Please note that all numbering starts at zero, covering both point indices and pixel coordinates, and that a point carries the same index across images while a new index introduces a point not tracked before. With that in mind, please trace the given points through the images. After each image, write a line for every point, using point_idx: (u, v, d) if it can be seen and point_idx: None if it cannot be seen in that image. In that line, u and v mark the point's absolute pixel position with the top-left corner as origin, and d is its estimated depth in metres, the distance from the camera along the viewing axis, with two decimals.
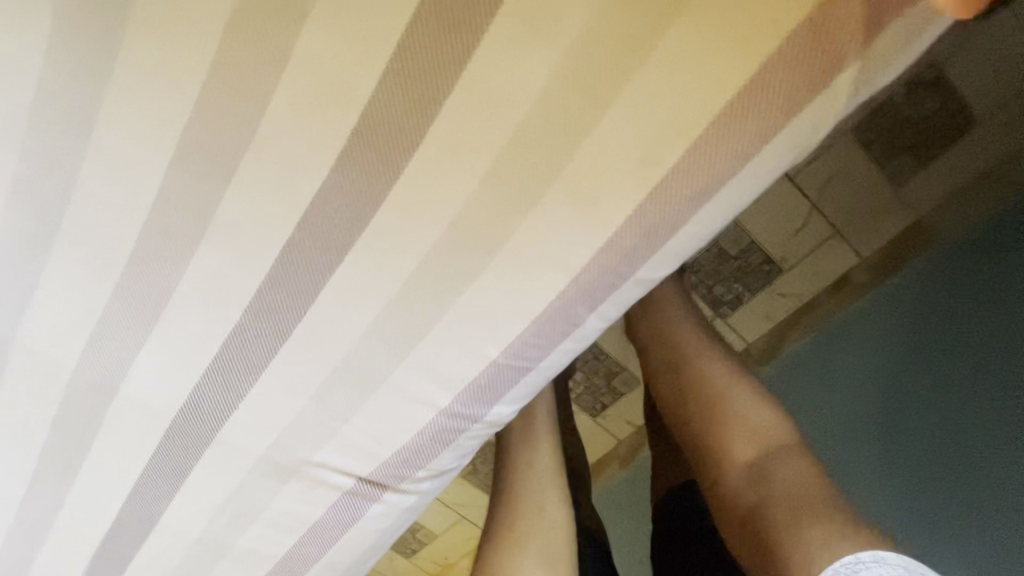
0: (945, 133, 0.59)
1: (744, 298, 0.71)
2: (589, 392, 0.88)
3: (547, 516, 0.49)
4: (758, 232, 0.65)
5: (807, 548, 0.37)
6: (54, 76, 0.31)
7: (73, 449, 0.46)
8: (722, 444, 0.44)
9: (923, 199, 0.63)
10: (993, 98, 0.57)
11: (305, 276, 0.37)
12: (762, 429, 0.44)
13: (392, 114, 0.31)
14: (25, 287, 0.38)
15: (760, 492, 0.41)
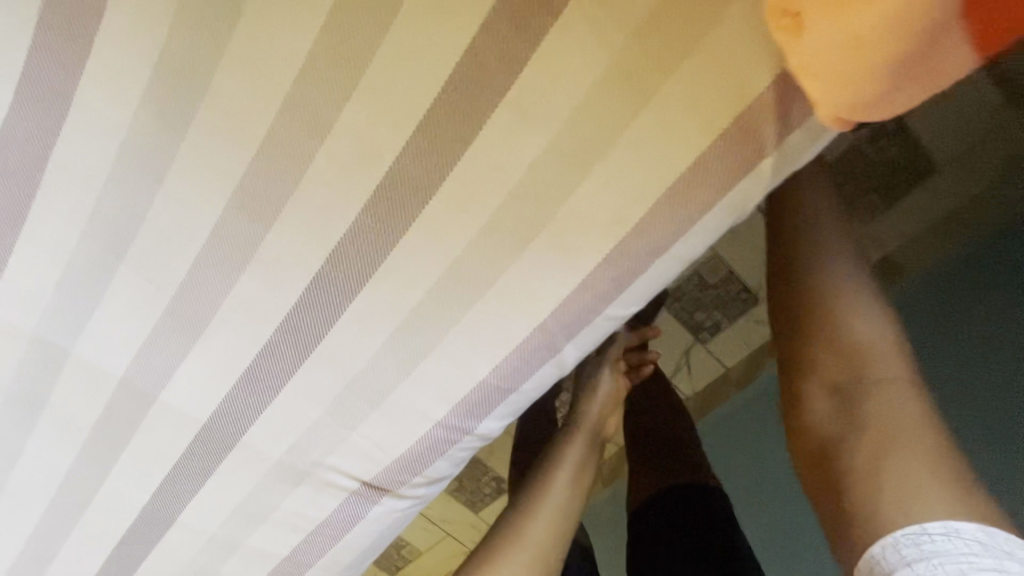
0: (908, 177, 0.70)
1: (722, 325, 0.86)
2: None
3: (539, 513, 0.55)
4: (734, 264, 0.80)
5: (882, 493, 0.38)
6: (131, 134, 0.38)
7: (111, 448, 0.52)
8: (823, 366, 0.43)
9: (891, 234, 0.74)
10: (953, 148, 0.67)
11: (327, 304, 0.43)
12: (877, 355, 0.42)
13: (410, 175, 0.37)
14: (85, 308, 0.45)
15: (855, 418, 0.41)
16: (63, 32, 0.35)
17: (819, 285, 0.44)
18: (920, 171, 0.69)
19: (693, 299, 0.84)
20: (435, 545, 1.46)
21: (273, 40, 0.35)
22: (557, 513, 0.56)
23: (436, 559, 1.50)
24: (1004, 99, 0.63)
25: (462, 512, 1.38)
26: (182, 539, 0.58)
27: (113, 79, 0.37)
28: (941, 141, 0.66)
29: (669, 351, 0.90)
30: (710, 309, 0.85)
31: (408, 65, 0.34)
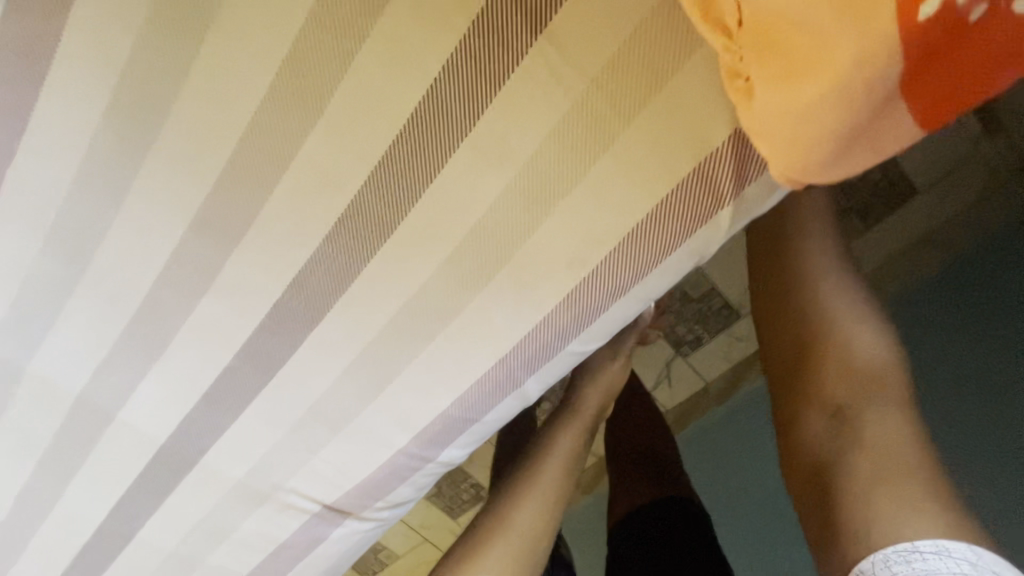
0: (888, 200, 0.67)
1: (703, 338, 0.85)
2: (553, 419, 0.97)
3: (515, 519, 0.52)
4: (719, 282, 0.79)
5: (875, 513, 0.37)
6: (91, 156, 0.37)
7: (68, 463, 0.51)
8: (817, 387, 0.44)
9: (869, 256, 0.72)
10: (935, 171, 0.64)
11: (288, 329, 0.42)
12: (873, 376, 0.42)
13: (372, 208, 0.37)
14: (42, 325, 0.44)
15: (845, 438, 0.41)
16: (15, 54, 0.34)
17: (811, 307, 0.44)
18: (900, 194, 0.66)
19: (676, 313, 0.83)
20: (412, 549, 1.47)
21: (235, 71, 0.34)
22: (543, 500, 0.53)
23: (412, 563, 1.51)
24: (986, 125, 0.60)
25: (440, 518, 1.39)
26: (141, 556, 0.57)
27: (69, 101, 0.36)
28: (922, 164, 0.63)
29: (649, 363, 0.90)
30: (692, 324, 0.84)
31: (370, 101, 0.34)
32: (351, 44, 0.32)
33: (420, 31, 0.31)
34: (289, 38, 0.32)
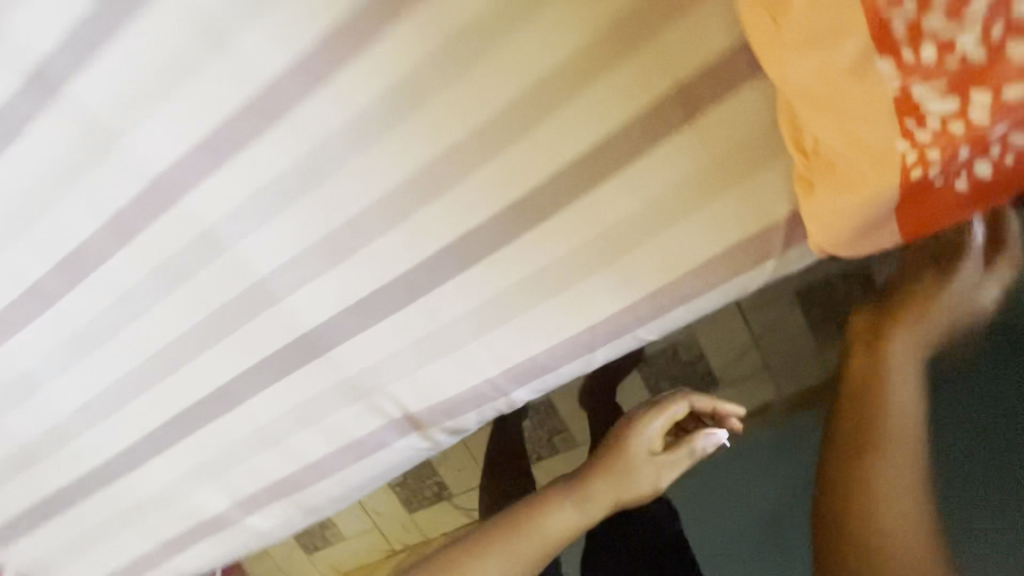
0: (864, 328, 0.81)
1: None
2: (533, 440, 1.13)
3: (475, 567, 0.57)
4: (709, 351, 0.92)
5: None
6: (356, 112, 0.54)
7: (224, 327, 0.66)
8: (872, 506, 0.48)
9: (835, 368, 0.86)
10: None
11: (442, 270, 0.59)
12: (913, 509, 0.47)
13: (539, 199, 0.54)
14: (262, 219, 0.60)
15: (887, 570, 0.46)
16: (338, 34, 0.50)
17: (890, 458, 0.48)
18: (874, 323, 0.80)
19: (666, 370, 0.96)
20: (361, 534, 1.63)
21: (485, 85, 0.50)
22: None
23: (353, 546, 1.67)
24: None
25: (395, 510, 1.55)
26: (242, 418, 0.71)
27: (358, 73, 0.52)
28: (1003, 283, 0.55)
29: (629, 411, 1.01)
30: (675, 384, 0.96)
31: (567, 131, 0.51)
32: (571, 92, 0.49)
33: (618, 100, 0.49)
34: (530, 77, 0.49)
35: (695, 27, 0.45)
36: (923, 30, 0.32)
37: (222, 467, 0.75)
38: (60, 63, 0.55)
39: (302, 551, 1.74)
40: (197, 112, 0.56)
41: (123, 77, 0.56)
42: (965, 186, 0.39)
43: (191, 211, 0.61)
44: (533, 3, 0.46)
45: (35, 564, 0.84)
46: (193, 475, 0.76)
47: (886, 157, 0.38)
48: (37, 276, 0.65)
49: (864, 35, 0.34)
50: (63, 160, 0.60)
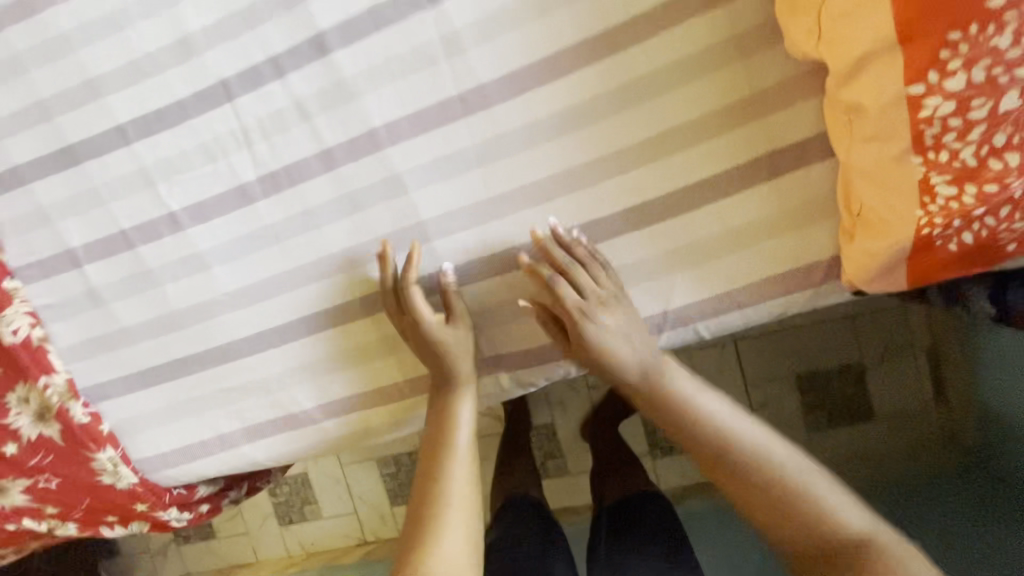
0: (849, 412, 1.33)
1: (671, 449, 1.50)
2: (543, 442, 1.48)
3: (427, 507, 0.72)
4: None
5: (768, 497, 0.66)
6: (537, 118, 0.74)
7: (375, 251, 0.82)
8: (728, 452, 0.69)
9: (838, 440, 1.32)
10: (891, 390, 1.30)
11: (565, 243, 0.77)
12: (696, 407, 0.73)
13: (654, 207, 0.74)
14: (437, 174, 0.79)
15: (803, 497, 0.65)
16: (549, 63, 0.73)
17: (706, 425, 0.71)
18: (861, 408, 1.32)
19: None
20: (338, 518, 1.68)
21: (639, 120, 0.72)
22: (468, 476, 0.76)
23: (325, 530, 1.69)
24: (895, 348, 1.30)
25: (384, 495, 1.64)
26: (356, 331, 0.86)
27: (552, 91, 0.73)
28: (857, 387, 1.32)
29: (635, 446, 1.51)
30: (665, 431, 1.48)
31: (687, 164, 0.72)
32: (698, 138, 0.71)
33: (728, 151, 0.71)
34: (672, 122, 0.71)
35: (787, 120, 0.69)
36: (941, 141, 0.51)
37: (320, 370, 0.88)
38: (339, 37, 0.78)
39: (275, 521, 1.72)
40: (419, 91, 0.77)
41: (376, 55, 0.77)
42: (955, 247, 0.57)
43: (384, 158, 0.80)
44: (688, 78, 0.70)
45: (124, 423, 0.95)
46: (294, 374, 0.89)
47: (906, 214, 0.56)
48: (247, 180, 0.85)
49: (908, 138, 0.53)
50: (304, 101, 0.81)
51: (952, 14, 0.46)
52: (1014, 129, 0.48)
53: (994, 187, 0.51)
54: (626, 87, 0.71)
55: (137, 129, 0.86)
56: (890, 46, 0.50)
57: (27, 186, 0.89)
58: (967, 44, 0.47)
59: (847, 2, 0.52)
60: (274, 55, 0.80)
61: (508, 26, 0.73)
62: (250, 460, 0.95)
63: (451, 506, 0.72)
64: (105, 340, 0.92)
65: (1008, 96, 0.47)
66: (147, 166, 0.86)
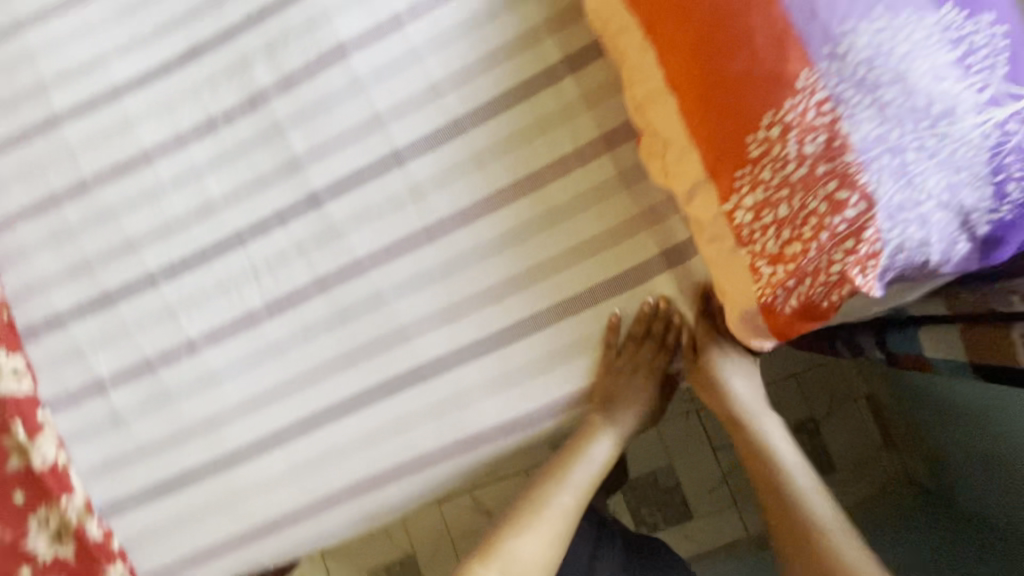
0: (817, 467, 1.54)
1: (658, 524, 1.59)
2: None
3: (522, 504, 0.93)
4: (682, 479, 1.58)
5: (809, 544, 0.82)
6: (485, 239, 0.97)
7: (363, 355, 1.00)
8: (792, 506, 0.86)
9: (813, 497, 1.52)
10: (851, 443, 1.54)
11: (518, 332, 0.96)
12: (777, 467, 0.90)
13: (583, 297, 0.95)
14: (411, 288, 0.99)
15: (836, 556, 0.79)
16: (491, 199, 0.97)
17: (782, 481, 0.89)
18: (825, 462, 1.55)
19: (647, 495, 1.59)
20: None
21: (563, 234, 0.95)
22: (578, 489, 0.94)
23: None
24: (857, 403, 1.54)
25: None
26: (347, 425, 1.00)
27: (495, 219, 0.97)
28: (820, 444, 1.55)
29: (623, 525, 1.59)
30: (649, 506, 1.59)
31: (603, 263, 0.94)
32: (608, 244, 0.94)
33: (632, 251, 0.94)
34: (588, 234, 0.95)
35: (670, 226, 0.93)
36: (752, 235, 0.74)
37: (315, 466, 1.00)
38: (330, 193, 1.02)
39: None
40: (394, 227, 1.00)
41: (360, 204, 1.01)
42: (790, 309, 0.75)
43: (369, 280, 1.00)
44: (594, 202, 0.94)
45: (134, 536, 1.04)
46: (292, 472, 1.01)
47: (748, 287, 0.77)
48: (256, 307, 1.03)
49: (733, 237, 0.76)
50: (304, 242, 1.03)
51: (733, 162, 0.71)
52: (793, 227, 0.70)
53: (792, 264, 0.71)
54: (548, 212, 0.96)
55: (165, 273, 1.06)
56: (706, 181, 0.76)
57: (66, 327, 1.07)
58: (745, 176, 0.71)
59: (679, 152, 0.78)
60: (279, 208, 1.03)
61: (458, 175, 0.98)
62: (252, 560, 1.04)
63: (546, 516, 0.90)
64: (121, 458, 1.04)
65: (781, 208, 0.70)
66: (172, 303, 1.05)
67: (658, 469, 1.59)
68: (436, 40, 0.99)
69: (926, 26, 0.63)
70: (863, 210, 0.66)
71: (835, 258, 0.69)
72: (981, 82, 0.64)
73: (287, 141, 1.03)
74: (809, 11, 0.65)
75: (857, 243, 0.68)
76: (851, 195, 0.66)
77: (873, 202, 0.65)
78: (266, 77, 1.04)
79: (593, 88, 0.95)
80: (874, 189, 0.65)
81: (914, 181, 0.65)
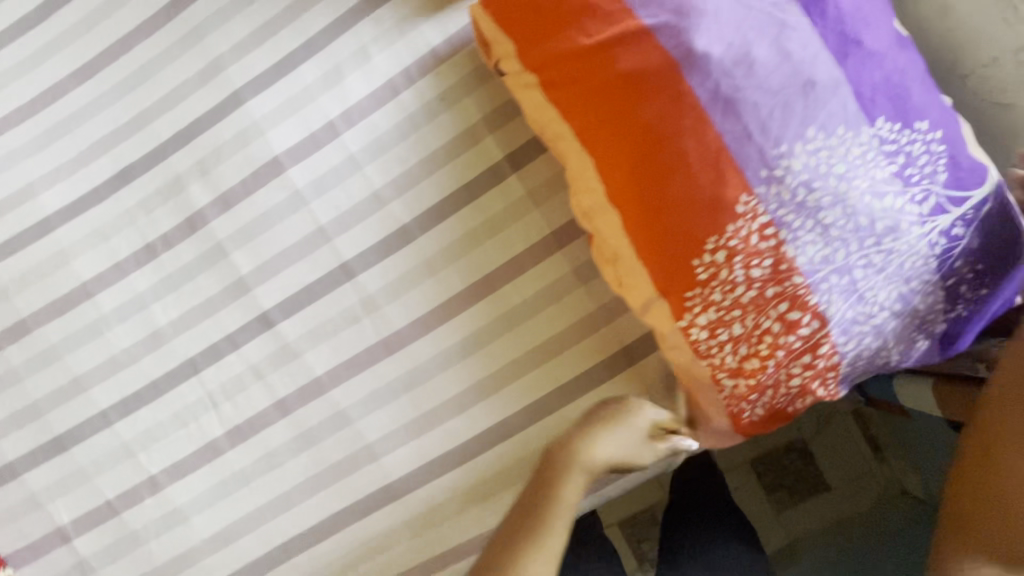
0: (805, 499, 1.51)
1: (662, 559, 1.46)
2: None
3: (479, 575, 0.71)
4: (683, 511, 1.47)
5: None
6: (445, 348, 0.94)
7: (332, 477, 0.97)
8: None
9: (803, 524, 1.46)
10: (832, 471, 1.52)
11: (488, 441, 0.94)
12: None
13: (550, 400, 0.92)
14: (373, 406, 0.96)
15: None
16: (446, 307, 0.94)
17: None
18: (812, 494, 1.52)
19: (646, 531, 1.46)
20: None
21: (522, 337, 0.92)
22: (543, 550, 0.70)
23: None
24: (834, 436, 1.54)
25: None
26: (323, 551, 0.97)
27: (452, 327, 0.94)
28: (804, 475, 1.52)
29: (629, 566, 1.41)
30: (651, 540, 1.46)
31: (567, 363, 0.92)
32: (570, 343, 0.91)
33: (594, 349, 0.91)
34: (547, 335, 0.92)
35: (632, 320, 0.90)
36: (710, 352, 0.72)
37: None
38: (281, 312, 0.98)
39: None
40: (349, 344, 0.97)
41: (312, 322, 0.97)
42: (759, 414, 0.76)
43: (330, 399, 0.97)
44: (550, 302, 0.92)
45: None
46: None
47: (711, 398, 0.76)
48: (216, 437, 0.99)
49: (691, 351, 0.74)
50: (258, 366, 0.99)
51: (683, 285, 0.70)
52: (749, 345, 0.70)
53: (753, 379, 0.72)
54: (507, 315, 0.93)
55: (118, 411, 1.01)
56: (658, 298, 0.74)
57: (20, 477, 1.02)
58: (696, 298, 0.70)
59: (628, 266, 0.75)
60: (229, 333, 0.99)
61: (410, 285, 0.95)
62: None
63: None
64: None
65: (735, 326, 0.70)
66: (128, 442, 1.01)
67: (653, 504, 1.47)
68: (373, 146, 0.95)
69: (862, 141, 0.65)
70: (816, 329, 0.68)
71: (795, 371, 0.71)
72: (919, 191, 0.66)
73: (230, 262, 0.99)
74: (742, 138, 0.65)
75: (814, 357, 0.70)
76: (803, 315, 0.68)
77: (825, 321, 0.68)
78: (201, 196, 0.99)
79: (541, 184, 0.92)
80: (825, 308, 0.67)
81: (863, 296, 0.68)
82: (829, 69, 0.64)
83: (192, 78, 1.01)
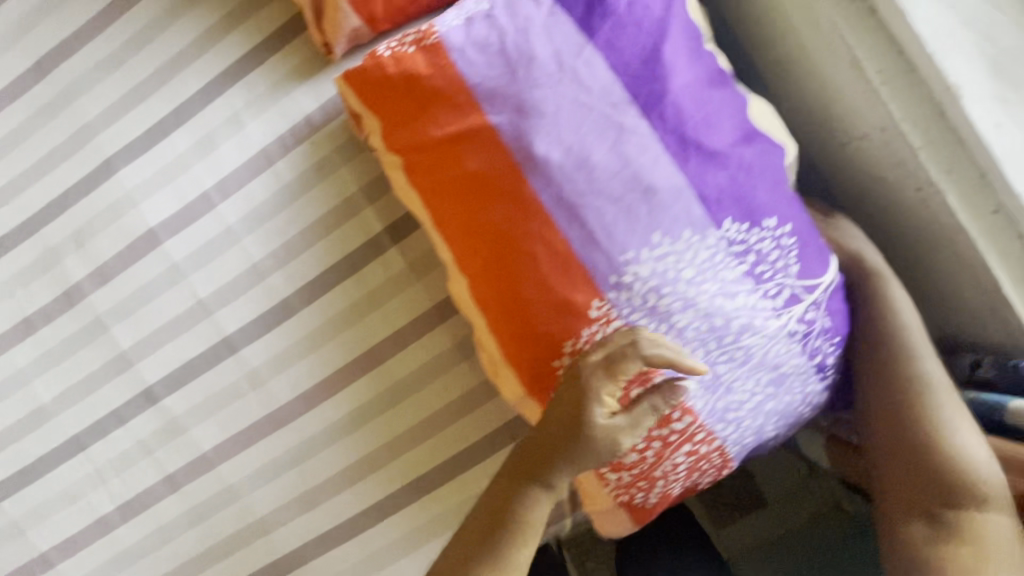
0: None
1: None
2: None
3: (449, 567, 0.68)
4: None
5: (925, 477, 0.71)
6: (330, 422, 0.93)
7: (222, 552, 0.96)
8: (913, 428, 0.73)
9: None
10: None
11: (377, 514, 0.93)
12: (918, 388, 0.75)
13: (436, 474, 0.92)
14: (261, 481, 0.95)
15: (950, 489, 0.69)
16: (329, 382, 0.92)
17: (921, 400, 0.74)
18: None
19: None
20: None
21: (406, 412, 0.92)
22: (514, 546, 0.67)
23: None
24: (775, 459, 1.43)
25: None
26: None
27: (336, 401, 0.92)
28: None
29: None
30: None
31: (450, 436, 0.92)
32: (453, 418, 0.91)
33: (477, 423, 0.91)
34: (430, 409, 0.91)
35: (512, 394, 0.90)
36: None
37: None
38: (164, 387, 0.96)
39: None
40: (235, 419, 0.95)
41: (197, 397, 0.95)
42: (655, 499, 0.75)
43: (218, 474, 0.95)
44: (433, 377, 0.91)
45: None
46: None
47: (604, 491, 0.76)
48: (104, 514, 0.98)
49: None
50: (144, 442, 0.97)
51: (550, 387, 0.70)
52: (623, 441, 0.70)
53: (636, 470, 0.71)
54: (391, 389, 0.92)
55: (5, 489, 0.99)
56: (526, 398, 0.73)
57: None
58: None
59: (497, 365, 0.74)
60: (113, 409, 0.97)
61: (292, 360, 0.93)
62: None
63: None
64: None
65: None
66: (16, 520, 0.99)
67: None
68: (251, 216, 0.92)
69: (708, 244, 0.64)
70: (689, 422, 0.68)
71: (679, 460, 0.71)
72: (769, 287, 0.67)
73: (111, 337, 0.96)
74: (589, 244, 0.64)
75: (693, 445, 0.70)
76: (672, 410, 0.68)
77: (694, 415, 0.68)
78: (77, 269, 0.96)
79: (422, 257, 0.90)
80: (691, 403, 0.68)
81: (730, 386, 0.68)
82: (669, 173, 0.64)
83: (62, 145, 0.97)
